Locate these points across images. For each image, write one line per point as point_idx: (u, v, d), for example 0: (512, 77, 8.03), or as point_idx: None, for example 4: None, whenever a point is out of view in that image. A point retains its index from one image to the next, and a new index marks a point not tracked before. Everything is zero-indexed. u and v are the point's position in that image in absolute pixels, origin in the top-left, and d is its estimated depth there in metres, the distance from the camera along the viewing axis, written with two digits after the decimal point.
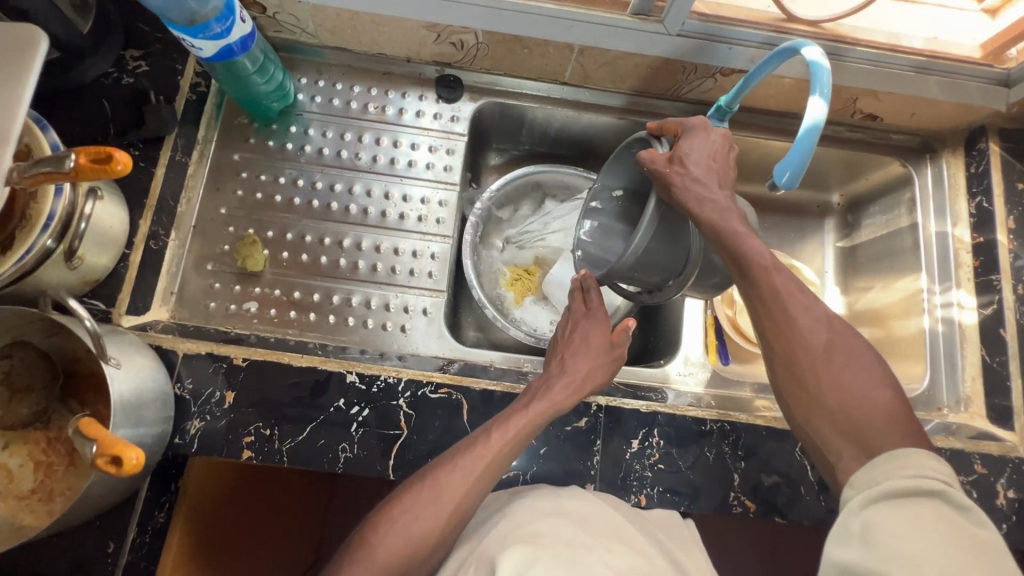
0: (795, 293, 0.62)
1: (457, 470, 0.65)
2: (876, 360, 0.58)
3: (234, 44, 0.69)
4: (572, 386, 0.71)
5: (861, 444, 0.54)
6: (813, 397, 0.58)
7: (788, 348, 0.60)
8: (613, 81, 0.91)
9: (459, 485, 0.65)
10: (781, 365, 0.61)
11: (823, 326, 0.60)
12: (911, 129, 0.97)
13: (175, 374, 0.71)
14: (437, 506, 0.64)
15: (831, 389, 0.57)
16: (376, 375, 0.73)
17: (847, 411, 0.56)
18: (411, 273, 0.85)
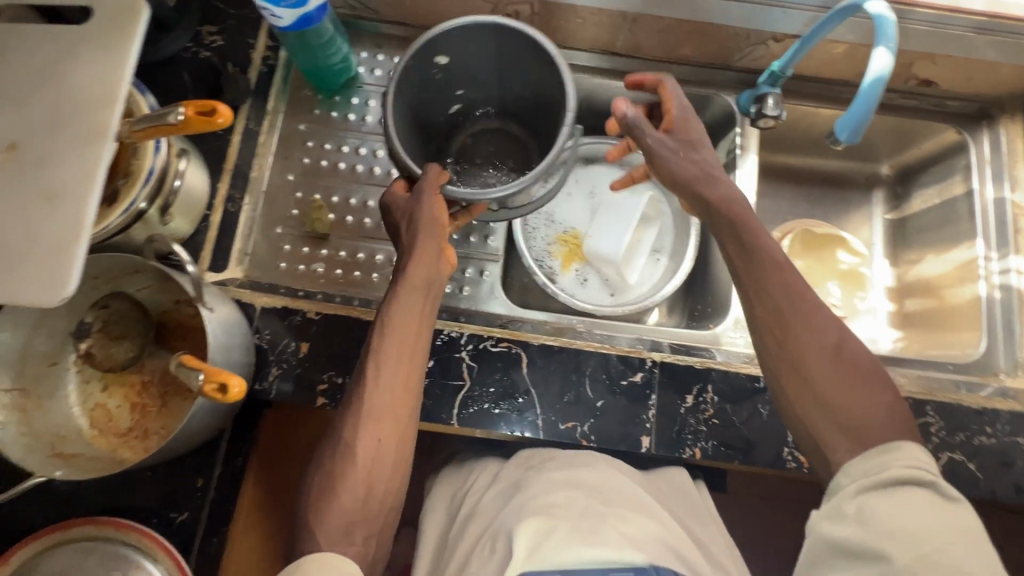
0: (799, 294, 0.63)
1: (373, 399, 0.62)
2: (876, 369, 0.59)
3: (312, 13, 0.73)
4: (432, 285, 0.67)
5: (858, 440, 0.55)
6: (812, 393, 0.59)
7: (786, 345, 0.61)
8: (663, 50, 0.92)
9: (385, 410, 0.63)
10: (779, 360, 0.62)
11: (827, 326, 0.61)
12: (967, 95, 0.95)
13: (254, 325, 0.75)
14: (367, 436, 0.61)
15: (827, 384, 0.58)
16: (439, 329, 0.77)
17: (845, 410, 0.57)
18: (469, 238, 0.89)
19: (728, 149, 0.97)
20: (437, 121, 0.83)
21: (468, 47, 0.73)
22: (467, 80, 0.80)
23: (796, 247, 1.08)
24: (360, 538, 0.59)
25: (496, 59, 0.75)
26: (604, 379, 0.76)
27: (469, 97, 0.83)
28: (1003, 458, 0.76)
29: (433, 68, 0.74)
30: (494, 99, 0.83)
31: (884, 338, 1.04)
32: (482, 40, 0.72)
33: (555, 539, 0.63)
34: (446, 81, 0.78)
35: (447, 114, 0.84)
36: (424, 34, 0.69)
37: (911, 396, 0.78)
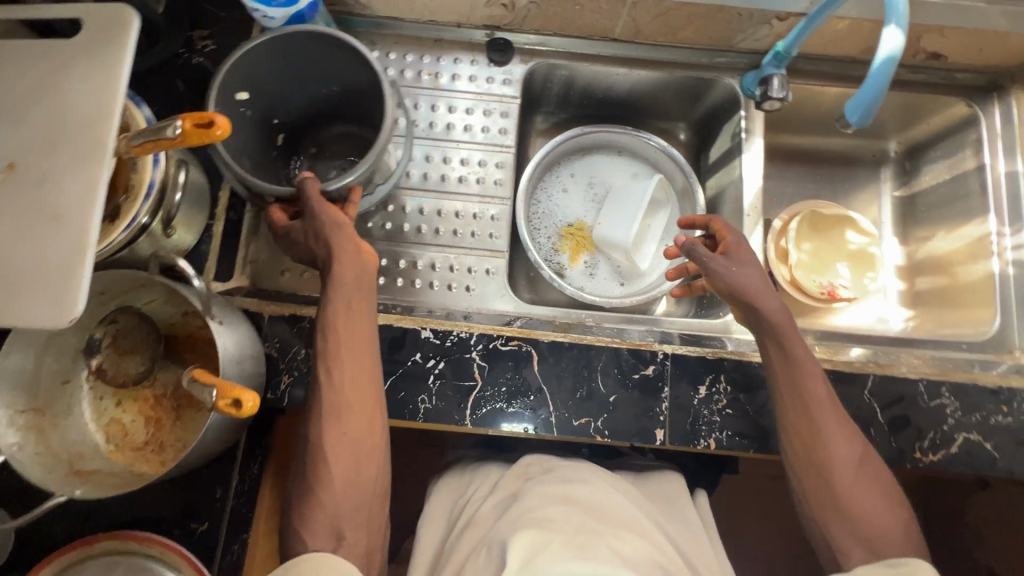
0: (835, 417, 0.69)
1: (337, 399, 0.64)
2: (888, 482, 0.69)
3: (304, 10, 0.71)
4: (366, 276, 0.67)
5: (870, 550, 0.65)
6: (835, 502, 0.67)
7: (821, 460, 0.68)
8: (664, 34, 0.90)
9: (351, 410, 0.64)
10: (807, 467, 0.69)
11: (853, 443, 0.69)
12: (977, 66, 0.93)
13: (263, 333, 0.75)
14: (348, 437, 0.63)
15: (851, 499, 0.67)
16: (449, 330, 0.76)
17: (864, 525, 0.66)
18: (473, 235, 0.87)
19: (733, 132, 0.96)
20: (269, 148, 0.79)
21: (269, 67, 0.70)
22: (281, 104, 0.76)
23: (803, 229, 1.07)
24: (358, 531, 0.63)
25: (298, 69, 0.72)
26: (615, 373, 0.76)
27: (287, 121, 0.80)
28: (1021, 436, 0.76)
29: (239, 105, 0.70)
30: (299, 114, 0.80)
31: (895, 317, 1.05)
32: (261, 61, 0.68)
33: (549, 552, 0.64)
34: (262, 108, 0.74)
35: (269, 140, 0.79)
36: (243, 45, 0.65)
37: (926, 377, 0.77)
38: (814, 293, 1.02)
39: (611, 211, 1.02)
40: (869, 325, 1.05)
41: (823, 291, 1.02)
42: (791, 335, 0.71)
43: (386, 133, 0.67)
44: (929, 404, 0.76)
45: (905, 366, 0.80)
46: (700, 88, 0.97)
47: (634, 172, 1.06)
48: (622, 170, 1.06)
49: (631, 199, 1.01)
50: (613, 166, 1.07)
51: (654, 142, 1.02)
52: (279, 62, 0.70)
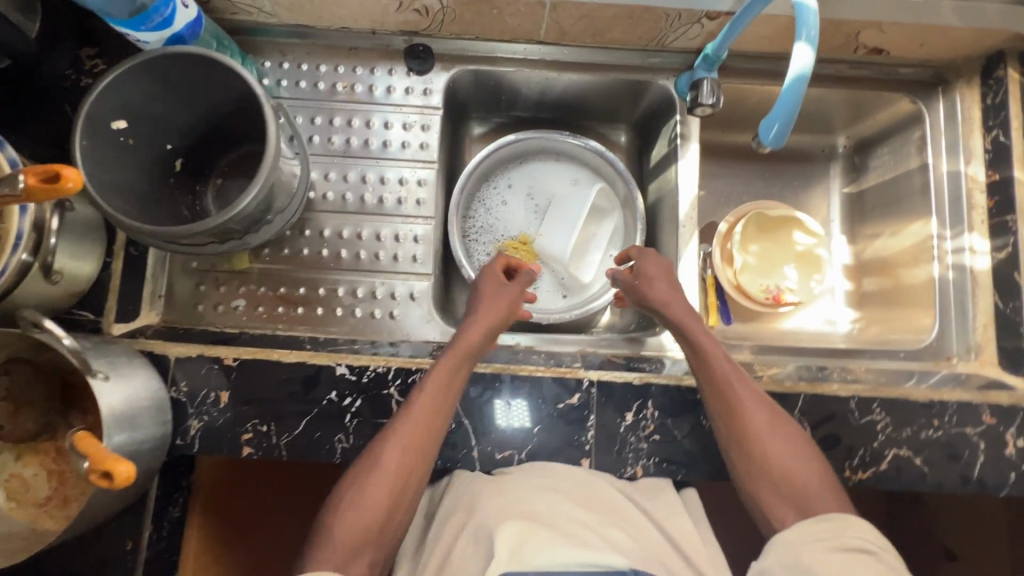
0: (743, 381, 0.71)
1: (397, 435, 0.65)
2: (808, 442, 0.68)
3: (183, 31, 0.65)
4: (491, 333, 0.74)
5: (801, 511, 0.63)
6: (764, 473, 0.66)
7: (739, 430, 0.68)
8: (591, 36, 0.85)
9: (397, 449, 0.65)
10: (735, 443, 0.68)
11: (768, 412, 0.69)
12: (921, 61, 0.89)
13: (169, 378, 0.72)
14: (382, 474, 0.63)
15: (777, 464, 0.66)
16: (365, 366, 0.73)
17: (791, 489, 0.65)
18: (396, 259, 0.83)
19: (670, 137, 0.91)
20: (166, 177, 0.74)
21: (144, 95, 0.65)
22: (171, 129, 0.71)
23: (750, 230, 1.03)
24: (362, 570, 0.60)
25: (180, 91, 0.67)
26: (539, 404, 0.74)
27: (185, 146, 0.75)
28: (950, 450, 0.75)
29: (120, 135, 0.65)
30: (196, 137, 0.75)
31: (842, 319, 1.03)
32: (137, 88, 0.63)
33: (535, 541, 0.60)
34: (148, 137, 0.69)
35: (165, 168, 0.73)
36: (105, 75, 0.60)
37: (857, 395, 0.76)
38: (758, 298, 1.01)
39: (552, 222, 0.99)
40: (815, 327, 1.03)
41: (769, 297, 1.00)
42: (695, 327, 0.75)
43: (270, 152, 0.64)
44: (859, 421, 0.75)
45: (837, 382, 0.78)
46: (636, 90, 0.93)
47: (576, 179, 1.02)
48: (563, 177, 1.02)
49: (571, 209, 0.98)
50: (551, 172, 1.02)
51: (591, 146, 0.98)
52: (156, 88, 0.65)
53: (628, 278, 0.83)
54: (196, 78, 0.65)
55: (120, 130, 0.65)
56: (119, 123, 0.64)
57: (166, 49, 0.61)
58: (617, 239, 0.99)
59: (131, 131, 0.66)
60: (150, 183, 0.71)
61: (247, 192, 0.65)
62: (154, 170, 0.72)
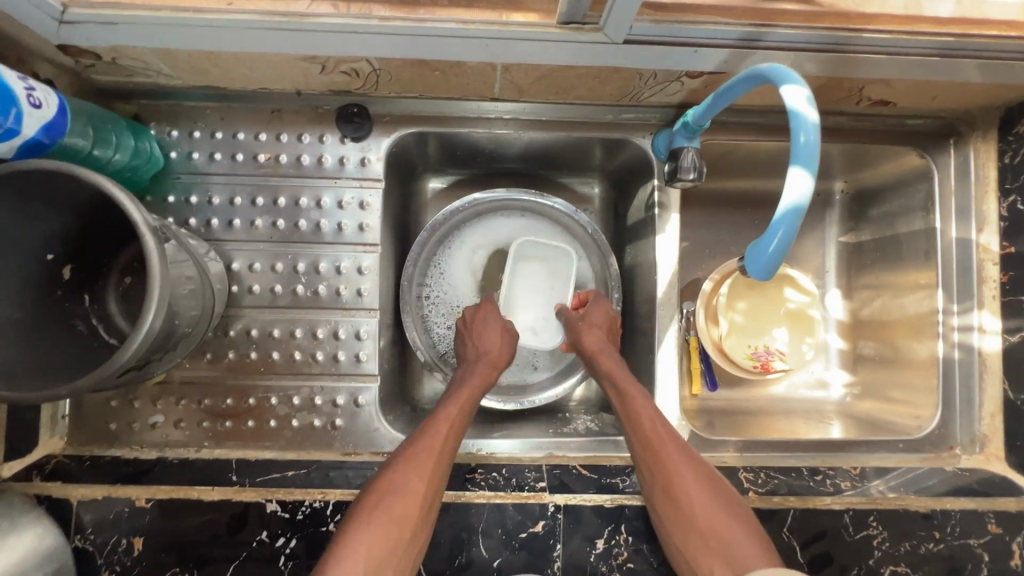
0: (667, 434, 0.67)
1: (414, 458, 0.62)
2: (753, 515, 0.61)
3: (39, 136, 0.52)
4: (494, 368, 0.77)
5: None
6: (702, 543, 0.59)
7: (676, 498, 0.62)
8: (555, 93, 0.72)
9: (415, 474, 0.61)
10: (671, 512, 0.62)
11: (707, 480, 0.63)
12: (932, 111, 0.78)
13: (73, 524, 0.62)
14: (399, 500, 0.59)
15: (716, 532, 0.59)
16: (299, 501, 0.64)
17: (728, 562, 0.58)
18: (336, 359, 0.74)
19: (647, 201, 0.81)
20: (51, 290, 0.62)
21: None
22: (46, 238, 0.59)
23: (738, 287, 0.93)
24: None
25: (50, 201, 0.56)
26: (499, 534, 0.66)
27: (71, 250, 0.63)
28: (952, 565, 0.68)
29: None
30: (83, 239, 0.63)
31: (835, 382, 0.95)
32: None
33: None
34: (15, 254, 0.57)
35: (47, 281, 0.61)
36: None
37: (852, 507, 0.68)
38: (745, 364, 0.92)
39: None
40: (806, 392, 0.95)
41: (757, 363, 0.91)
42: (620, 376, 0.72)
43: (155, 278, 0.51)
44: (854, 537, 0.68)
45: (831, 491, 0.71)
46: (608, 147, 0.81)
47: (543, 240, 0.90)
48: (528, 238, 0.90)
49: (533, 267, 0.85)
50: (517, 232, 0.90)
51: (560, 207, 0.86)
52: (17, 202, 0.54)
53: (573, 315, 0.80)
54: (68, 187, 0.54)
55: None
56: None
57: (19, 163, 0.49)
58: None
59: None
60: (31, 308, 0.59)
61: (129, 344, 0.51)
62: (35, 290, 0.60)
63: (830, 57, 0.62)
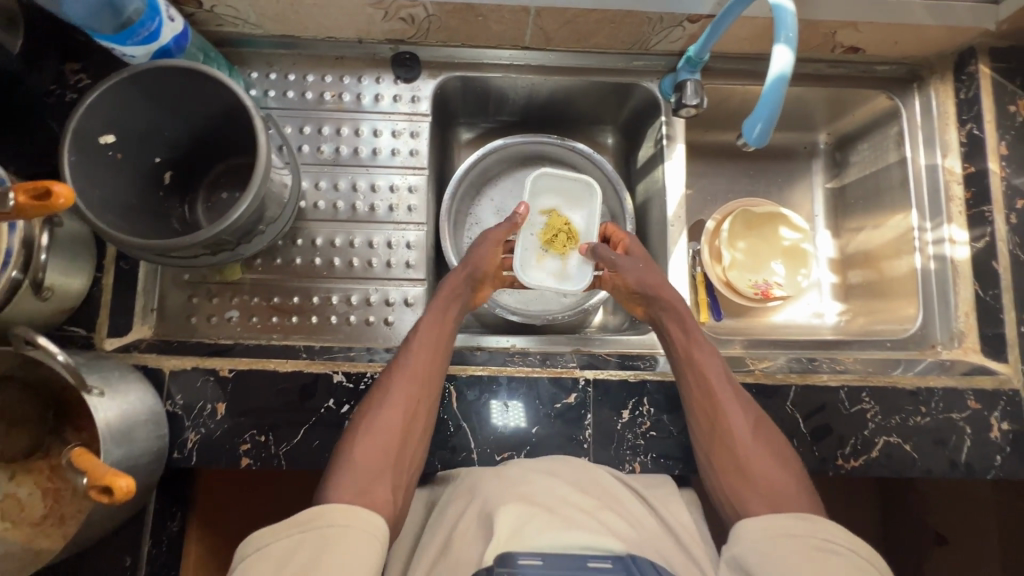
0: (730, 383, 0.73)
1: (403, 364, 0.70)
2: (783, 443, 0.70)
3: (170, 44, 0.65)
4: (483, 276, 0.81)
5: (773, 506, 0.64)
6: (738, 467, 0.68)
7: (721, 429, 0.70)
8: (576, 40, 0.86)
9: (404, 378, 0.69)
10: (716, 441, 0.70)
11: (742, 409, 0.71)
12: (895, 59, 0.92)
13: (165, 392, 0.71)
14: (395, 400, 0.67)
15: (752, 455, 0.68)
16: (362, 372, 0.73)
17: (764, 484, 0.66)
18: (389, 265, 0.84)
19: (656, 138, 0.93)
20: (155, 189, 0.74)
21: (130, 109, 0.65)
22: (158, 142, 0.71)
23: (738, 227, 1.03)
24: (383, 490, 0.61)
25: (168, 107, 0.68)
26: (537, 405, 0.74)
27: (173, 158, 0.75)
28: (938, 436, 0.77)
29: (107, 150, 0.65)
30: (184, 150, 0.75)
31: (829, 312, 1.04)
32: (126, 102, 0.64)
33: (535, 525, 0.59)
34: (135, 151, 0.69)
35: (153, 182, 0.73)
36: (89, 94, 0.60)
37: (847, 384, 0.78)
38: (748, 293, 1.00)
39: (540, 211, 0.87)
40: (804, 321, 1.04)
41: (757, 291, 1.01)
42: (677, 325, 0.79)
43: (263, 162, 0.64)
44: (849, 411, 0.77)
45: (826, 371, 0.80)
46: (621, 93, 0.94)
47: None
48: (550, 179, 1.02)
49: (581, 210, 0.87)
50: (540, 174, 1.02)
51: (579, 149, 0.97)
52: (145, 102, 0.65)
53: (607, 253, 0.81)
54: (186, 93, 0.66)
55: (107, 146, 0.65)
56: (106, 138, 0.64)
57: (155, 63, 0.61)
58: None
59: (118, 145, 0.66)
60: (139, 198, 0.70)
61: (239, 207, 0.64)
62: (143, 185, 0.71)
63: None
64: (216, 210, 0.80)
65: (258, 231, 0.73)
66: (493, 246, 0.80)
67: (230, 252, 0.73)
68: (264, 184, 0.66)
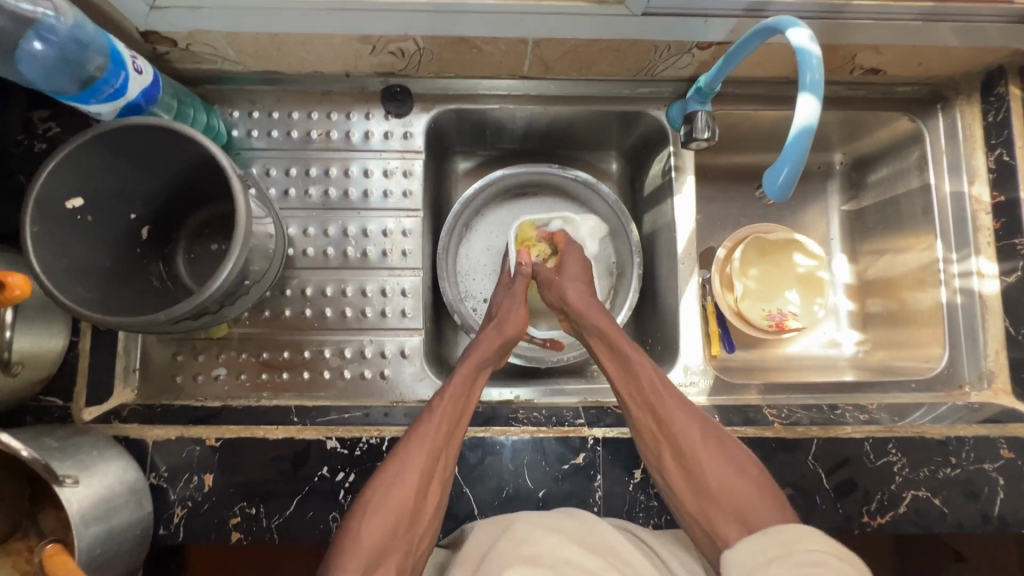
0: (671, 390, 0.68)
1: (422, 438, 0.64)
2: (738, 445, 0.65)
3: (138, 100, 0.60)
4: (506, 343, 0.78)
5: (746, 526, 0.59)
6: (699, 486, 0.63)
7: (674, 446, 0.65)
8: (578, 69, 0.81)
9: (422, 451, 0.63)
10: (671, 463, 0.65)
11: (691, 416, 0.66)
12: (918, 79, 0.86)
13: (148, 463, 0.67)
14: (409, 478, 0.62)
15: (711, 470, 0.62)
16: (357, 437, 0.69)
17: (734, 505, 0.60)
18: (384, 314, 0.80)
19: (663, 168, 0.88)
20: (132, 248, 0.69)
21: (98, 169, 0.60)
22: (134, 198, 0.66)
23: (750, 255, 0.96)
24: (387, 571, 0.58)
25: (142, 163, 0.63)
26: (543, 467, 0.70)
27: (151, 212, 0.70)
28: (970, 489, 0.72)
29: (76, 214, 0.60)
30: (162, 202, 0.70)
31: (847, 341, 0.97)
32: (95, 162, 0.59)
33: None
34: (108, 211, 0.64)
35: (130, 239, 0.68)
36: (50, 159, 0.55)
37: (872, 436, 0.73)
38: (760, 325, 0.93)
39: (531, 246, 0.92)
40: (820, 351, 0.97)
41: (771, 324, 0.93)
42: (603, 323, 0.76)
43: (242, 224, 0.58)
44: (875, 464, 0.72)
45: (850, 422, 0.76)
46: (626, 121, 0.89)
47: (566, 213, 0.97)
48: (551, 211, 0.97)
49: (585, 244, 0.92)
50: (540, 206, 0.97)
51: (581, 179, 0.92)
52: (115, 160, 0.61)
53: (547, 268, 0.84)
54: (159, 148, 0.61)
55: (76, 209, 0.60)
56: (73, 201, 0.59)
57: (121, 121, 0.56)
58: (611, 274, 0.95)
59: (88, 207, 0.61)
60: (116, 259, 0.66)
61: (218, 275, 0.58)
62: (120, 245, 0.67)
63: (825, 24, 0.71)
64: (199, 262, 0.75)
65: (244, 287, 0.68)
66: (517, 304, 0.80)
67: (212, 316, 0.68)
68: (246, 244, 0.61)
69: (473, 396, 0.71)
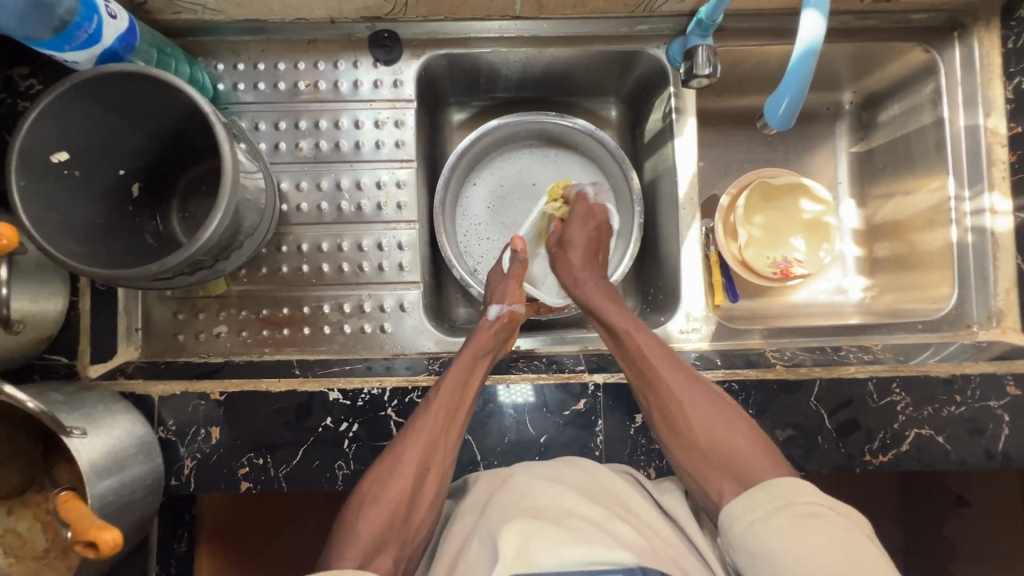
0: (666, 356, 0.67)
1: (419, 431, 0.63)
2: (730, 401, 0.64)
3: (116, 46, 0.60)
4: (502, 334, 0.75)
5: (736, 477, 0.57)
6: (692, 446, 0.62)
7: (661, 405, 0.65)
8: (572, 6, 0.77)
9: (419, 445, 0.63)
10: (660, 419, 0.65)
11: (681, 375, 0.65)
12: (934, 5, 0.81)
13: (156, 417, 0.68)
14: (406, 468, 0.61)
15: (695, 422, 0.62)
16: (358, 388, 0.69)
17: (728, 460, 0.59)
18: (381, 269, 0.80)
19: (664, 112, 0.85)
20: (124, 205, 0.69)
21: (80, 124, 0.59)
22: (121, 153, 0.65)
23: (754, 201, 0.92)
24: (385, 560, 0.55)
25: (124, 114, 0.61)
26: (545, 414, 0.70)
27: (139, 169, 0.69)
28: (975, 425, 0.72)
29: (63, 168, 0.59)
30: (151, 158, 0.69)
31: (853, 288, 0.96)
32: (76, 115, 0.58)
33: (545, 539, 0.51)
34: (94, 166, 0.63)
35: (121, 196, 0.68)
36: (29, 109, 0.54)
37: (876, 375, 0.73)
38: (765, 273, 0.90)
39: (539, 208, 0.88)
40: (826, 298, 0.96)
41: (776, 271, 0.90)
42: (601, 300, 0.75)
43: (229, 171, 0.57)
44: (878, 404, 0.72)
45: (853, 363, 0.75)
46: (625, 63, 0.86)
47: (564, 165, 0.95)
48: (549, 164, 0.94)
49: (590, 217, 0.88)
50: (537, 159, 0.94)
51: (580, 126, 0.88)
52: (94, 111, 0.59)
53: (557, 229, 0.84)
54: (141, 98, 0.60)
55: (62, 165, 0.59)
56: (60, 154, 0.59)
57: (97, 67, 0.54)
58: None
59: (74, 163, 0.60)
60: (106, 217, 0.65)
61: (209, 225, 0.57)
62: (109, 202, 0.66)
63: None
64: (193, 219, 0.75)
65: (236, 243, 0.67)
66: (512, 288, 0.79)
67: (209, 269, 0.68)
68: (235, 198, 0.60)
69: (475, 382, 0.69)
